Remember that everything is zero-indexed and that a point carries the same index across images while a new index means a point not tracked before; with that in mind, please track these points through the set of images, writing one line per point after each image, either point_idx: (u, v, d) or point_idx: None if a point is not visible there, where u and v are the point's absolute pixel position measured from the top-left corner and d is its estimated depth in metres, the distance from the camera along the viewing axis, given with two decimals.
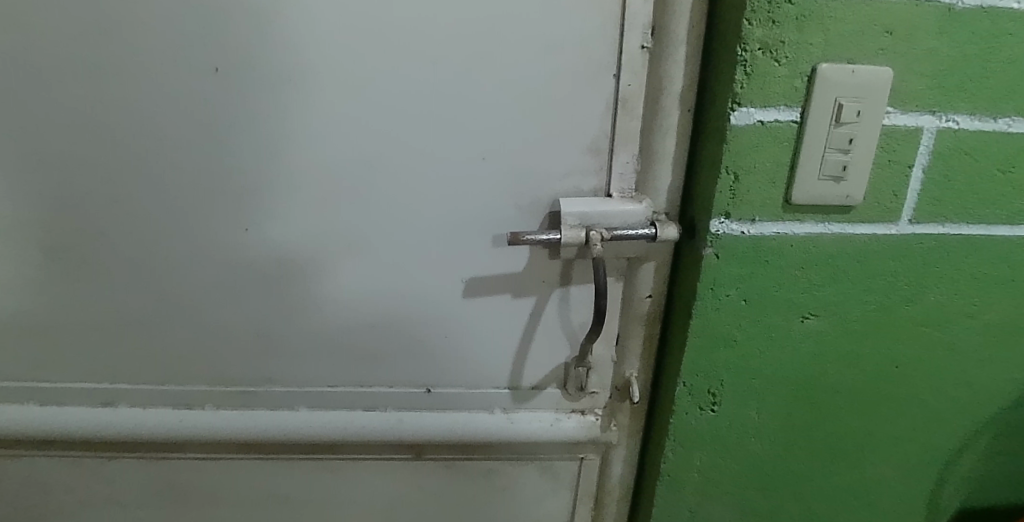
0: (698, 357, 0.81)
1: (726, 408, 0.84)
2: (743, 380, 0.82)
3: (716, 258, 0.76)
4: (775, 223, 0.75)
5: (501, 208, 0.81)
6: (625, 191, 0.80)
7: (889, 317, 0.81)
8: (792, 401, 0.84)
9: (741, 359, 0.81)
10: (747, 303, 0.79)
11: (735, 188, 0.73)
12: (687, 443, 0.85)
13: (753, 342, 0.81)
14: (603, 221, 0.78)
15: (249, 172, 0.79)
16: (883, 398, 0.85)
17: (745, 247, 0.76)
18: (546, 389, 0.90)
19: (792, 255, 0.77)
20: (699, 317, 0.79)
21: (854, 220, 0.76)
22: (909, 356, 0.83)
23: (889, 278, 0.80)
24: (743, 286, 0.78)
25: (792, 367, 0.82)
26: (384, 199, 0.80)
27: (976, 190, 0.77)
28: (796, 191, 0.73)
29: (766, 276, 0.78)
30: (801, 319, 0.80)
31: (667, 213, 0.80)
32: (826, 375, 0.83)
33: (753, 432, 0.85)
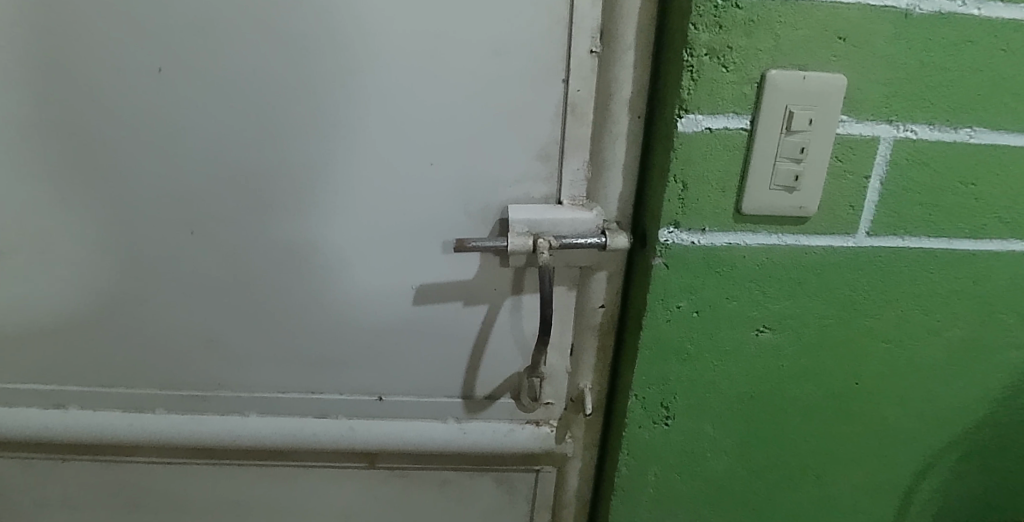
0: (649, 370, 0.78)
1: (680, 423, 0.81)
2: (697, 395, 0.80)
3: (665, 268, 0.74)
4: (727, 233, 0.73)
5: (451, 214, 0.80)
6: (576, 198, 0.79)
7: (849, 331, 0.79)
8: (749, 417, 0.81)
9: (694, 374, 0.79)
10: (699, 315, 0.76)
11: (684, 197, 0.72)
12: (640, 457, 0.83)
13: (706, 356, 0.78)
14: (552, 229, 0.78)
15: (195, 174, 0.78)
16: (844, 415, 0.82)
17: (696, 257, 0.74)
18: (500, 399, 0.88)
19: (746, 267, 0.74)
20: (650, 330, 0.76)
21: (810, 232, 0.74)
22: (870, 373, 0.81)
23: (847, 292, 0.77)
24: (695, 298, 0.75)
25: (747, 382, 0.80)
26: (331, 204, 0.79)
27: (938, 202, 0.75)
28: (747, 201, 0.72)
29: (719, 288, 0.75)
30: (757, 334, 0.77)
31: (619, 221, 0.79)
32: (784, 391, 0.80)
33: (708, 449, 0.83)
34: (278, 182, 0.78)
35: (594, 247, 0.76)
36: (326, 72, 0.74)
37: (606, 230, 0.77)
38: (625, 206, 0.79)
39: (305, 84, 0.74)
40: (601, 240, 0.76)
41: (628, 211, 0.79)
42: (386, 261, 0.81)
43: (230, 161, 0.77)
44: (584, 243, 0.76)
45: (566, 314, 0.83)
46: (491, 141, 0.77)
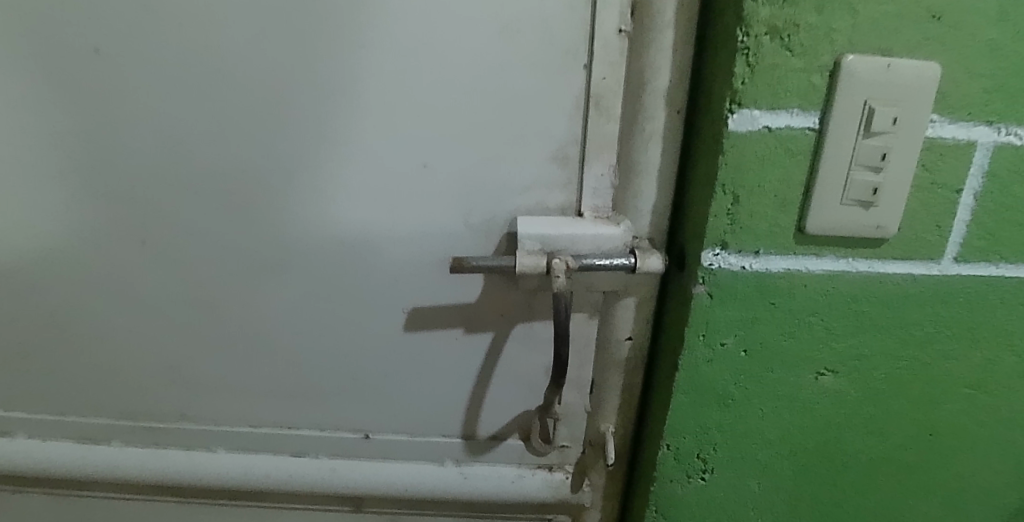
0: (684, 417, 0.65)
1: (719, 478, 0.67)
2: (741, 446, 0.66)
3: (709, 297, 0.61)
4: (785, 257, 0.60)
5: (449, 224, 0.68)
6: (599, 211, 0.67)
7: (927, 379, 0.64)
8: (803, 477, 0.67)
9: (738, 423, 0.65)
10: (748, 355, 0.63)
11: (734, 211, 0.58)
12: (671, 515, 0.69)
13: (754, 403, 0.64)
14: (570, 248, 0.66)
15: (147, 176, 0.65)
16: (914, 473, 0.68)
17: (747, 285, 0.60)
18: (506, 440, 0.76)
19: (805, 298, 0.61)
20: (686, 370, 0.63)
21: (886, 256, 0.60)
22: (946, 422, 0.66)
23: (928, 328, 0.63)
24: (744, 333, 0.62)
25: (802, 434, 0.65)
26: (306, 210, 0.67)
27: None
28: (812, 217, 0.58)
29: (773, 322, 0.62)
30: (816, 378, 0.63)
31: (651, 239, 0.66)
32: (845, 442, 0.66)
33: (751, 508, 0.68)
34: (242, 186, 0.66)
35: (622, 270, 0.64)
36: (297, 57, 0.61)
37: (636, 249, 0.65)
38: (660, 221, 0.66)
39: (273, 70, 0.61)
40: (630, 262, 0.64)
41: (662, 227, 0.66)
42: (372, 277, 0.69)
43: (187, 160, 0.65)
44: (610, 265, 0.64)
45: (585, 345, 0.71)
46: (495, 140, 0.64)
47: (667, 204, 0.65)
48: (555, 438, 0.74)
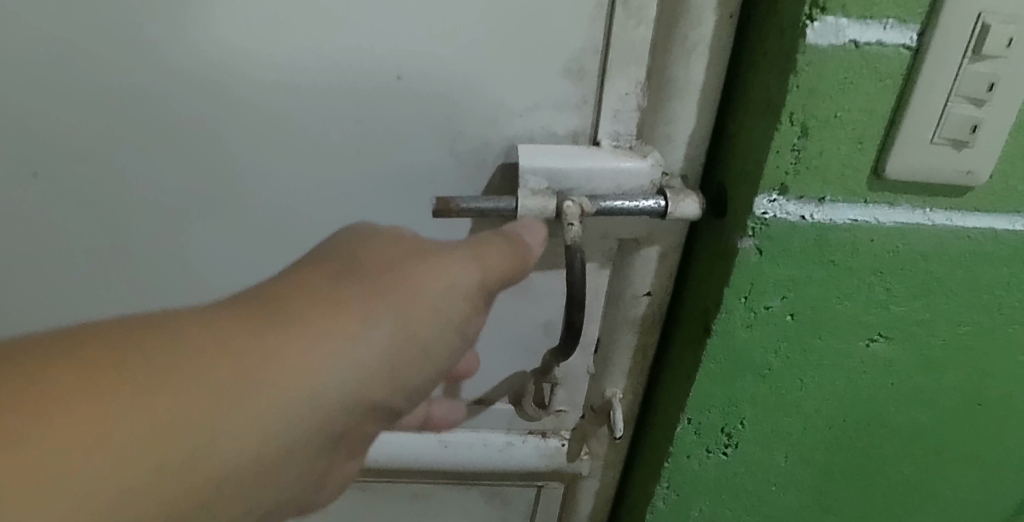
0: (711, 387, 0.56)
1: (743, 452, 0.59)
2: (772, 418, 0.57)
3: (757, 253, 0.50)
4: (853, 206, 0.49)
5: (432, 153, 0.54)
6: (619, 140, 0.54)
7: (987, 351, 0.55)
8: (835, 450, 0.59)
9: (772, 394, 0.56)
10: (794, 319, 0.53)
11: (801, 148, 0.47)
12: (684, 492, 0.61)
13: (793, 372, 0.55)
14: (584, 186, 0.53)
15: (17, 89, 0.49)
16: (955, 452, 0.59)
17: (805, 239, 0.50)
18: (494, 404, 0.65)
19: (870, 254, 0.51)
20: (720, 336, 0.53)
21: (968, 208, 0.49)
22: (1002, 392, 0.56)
23: (998, 289, 0.52)
24: (793, 295, 0.52)
25: (840, 405, 0.57)
26: (251, 139, 0.52)
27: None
28: (892, 158, 0.47)
29: (828, 282, 0.51)
30: (866, 345, 0.54)
31: (683, 177, 0.54)
32: (886, 414, 0.57)
33: (774, 482, 0.60)
34: (159, 110, 0.50)
35: (649, 216, 0.52)
36: None
37: (666, 189, 0.52)
38: (694, 155, 0.54)
39: None
40: (661, 205, 0.52)
41: (697, 163, 0.54)
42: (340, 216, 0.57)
43: (74, 71, 0.48)
44: (635, 209, 0.52)
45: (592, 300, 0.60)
46: (492, 50, 0.50)
47: (706, 134, 0.53)
48: (552, 403, 0.63)
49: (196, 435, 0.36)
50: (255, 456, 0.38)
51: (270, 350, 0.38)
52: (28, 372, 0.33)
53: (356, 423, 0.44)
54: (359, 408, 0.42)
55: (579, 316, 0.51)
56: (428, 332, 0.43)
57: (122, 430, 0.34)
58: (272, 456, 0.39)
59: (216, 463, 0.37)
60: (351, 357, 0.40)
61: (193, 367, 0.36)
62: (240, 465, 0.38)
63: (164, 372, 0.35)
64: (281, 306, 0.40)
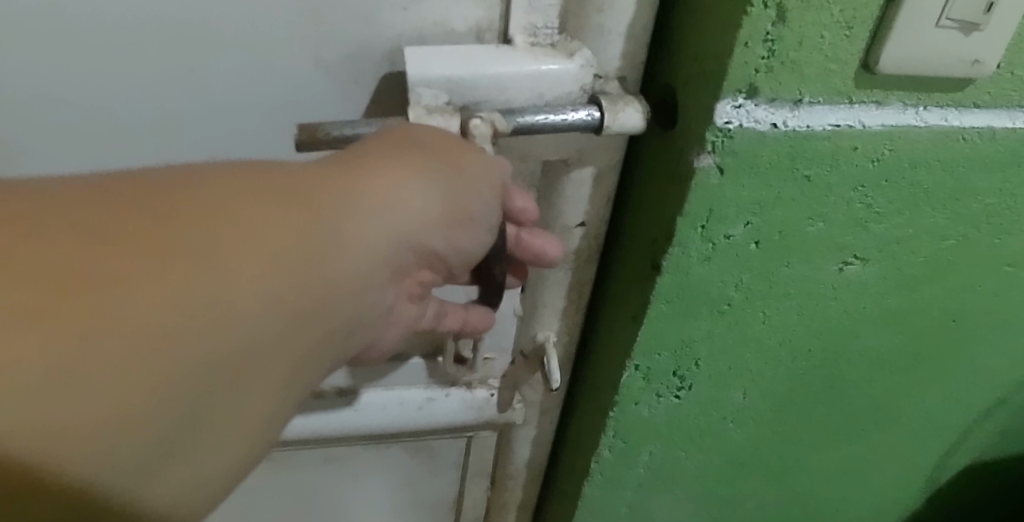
0: (662, 331, 0.46)
1: (698, 393, 0.51)
2: (731, 355, 0.49)
3: (719, 173, 0.39)
4: (835, 109, 0.38)
5: (292, 66, 0.40)
6: (537, 36, 0.41)
7: (966, 263, 0.47)
8: (798, 379, 0.52)
9: (733, 330, 0.48)
10: (761, 247, 0.43)
11: (775, 38, 0.34)
12: (632, 439, 0.53)
13: (756, 305, 0.46)
14: (495, 98, 0.40)
15: None
16: (921, 367, 0.53)
17: (776, 152, 0.39)
18: (407, 360, 0.54)
19: (853, 166, 0.40)
20: (673, 274, 0.43)
21: (967, 104, 0.39)
22: (977, 303, 0.50)
23: (987, 198, 0.44)
24: (759, 220, 0.42)
25: (807, 334, 0.49)
26: (37, 63, 0.37)
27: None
28: (890, 47, 0.35)
29: (801, 203, 0.41)
30: (840, 269, 0.45)
31: (621, 79, 0.42)
32: (856, 337, 0.50)
33: (731, 417, 0.54)
34: None
35: (582, 132, 0.40)
36: None
37: (601, 96, 0.40)
38: (634, 51, 0.41)
39: None
40: (595, 118, 0.40)
41: (636, 61, 0.42)
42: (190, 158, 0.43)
43: None
44: (562, 125, 0.39)
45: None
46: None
47: (647, 25, 0.40)
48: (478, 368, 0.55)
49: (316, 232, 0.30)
50: (349, 284, 0.31)
51: (353, 183, 0.32)
52: (95, 201, 0.26)
53: (411, 280, 0.37)
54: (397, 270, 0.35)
55: (501, 264, 0.40)
56: (485, 196, 0.35)
57: (240, 218, 0.27)
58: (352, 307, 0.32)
59: (317, 300, 0.30)
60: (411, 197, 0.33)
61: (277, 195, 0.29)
62: (335, 302, 0.31)
63: (258, 197, 0.28)
64: (343, 155, 0.33)
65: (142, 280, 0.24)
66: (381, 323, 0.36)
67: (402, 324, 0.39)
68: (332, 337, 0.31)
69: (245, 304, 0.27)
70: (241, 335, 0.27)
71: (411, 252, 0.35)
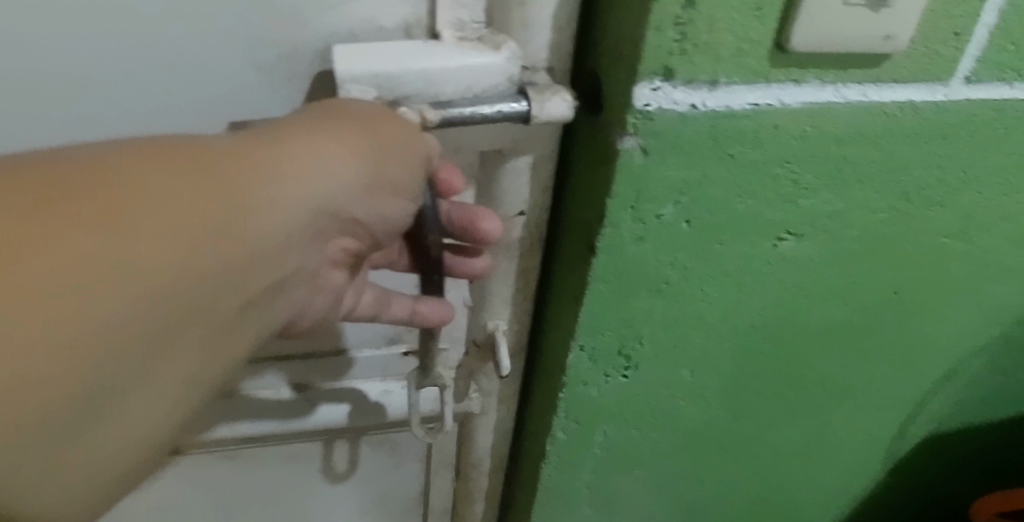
0: (602, 311, 0.48)
1: (645, 373, 0.52)
2: (675, 334, 0.50)
3: (643, 154, 0.40)
4: (753, 88, 0.39)
5: (227, 66, 0.41)
6: (465, 30, 0.42)
7: (899, 235, 0.48)
8: (744, 356, 0.53)
9: (674, 310, 0.49)
10: (692, 225, 0.44)
11: (686, 22, 0.35)
12: (584, 419, 0.55)
13: (695, 283, 0.47)
14: (424, 91, 0.41)
15: None
16: (865, 340, 0.54)
17: (698, 132, 0.40)
18: (363, 354, 0.55)
19: (776, 142, 0.42)
20: (607, 254, 0.44)
21: (885, 79, 0.40)
22: (913, 275, 0.51)
23: (913, 171, 0.45)
24: (688, 198, 0.43)
25: (749, 310, 0.50)
26: None
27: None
28: (801, 28, 0.36)
29: (728, 181, 0.43)
30: (774, 244, 0.47)
31: (549, 70, 0.43)
32: (797, 312, 0.51)
33: (681, 395, 0.55)
34: None
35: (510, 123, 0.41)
36: None
37: (528, 87, 0.41)
38: (560, 40, 0.42)
39: None
40: (522, 110, 0.40)
41: (563, 51, 0.43)
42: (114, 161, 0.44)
43: None
44: (491, 116, 0.40)
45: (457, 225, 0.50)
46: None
47: (572, 13, 0.41)
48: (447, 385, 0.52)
49: (229, 211, 0.31)
50: (264, 258, 0.33)
51: (272, 158, 0.33)
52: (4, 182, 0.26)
53: (333, 247, 0.40)
54: (315, 241, 0.37)
55: (435, 238, 0.41)
56: (411, 169, 0.37)
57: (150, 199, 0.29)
58: (266, 280, 0.34)
59: (228, 276, 0.31)
60: (331, 176, 0.34)
61: (192, 176, 0.30)
62: (248, 277, 0.32)
63: (172, 177, 0.29)
64: (263, 131, 0.34)
65: (51, 269, 0.26)
66: (301, 288, 0.38)
67: (332, 292, 0.41)
68: (247, 308, 0.33)
69: (152, 282, 0.28)
70: (156, 307, 0.29)
71: (333, 221, 0.37)
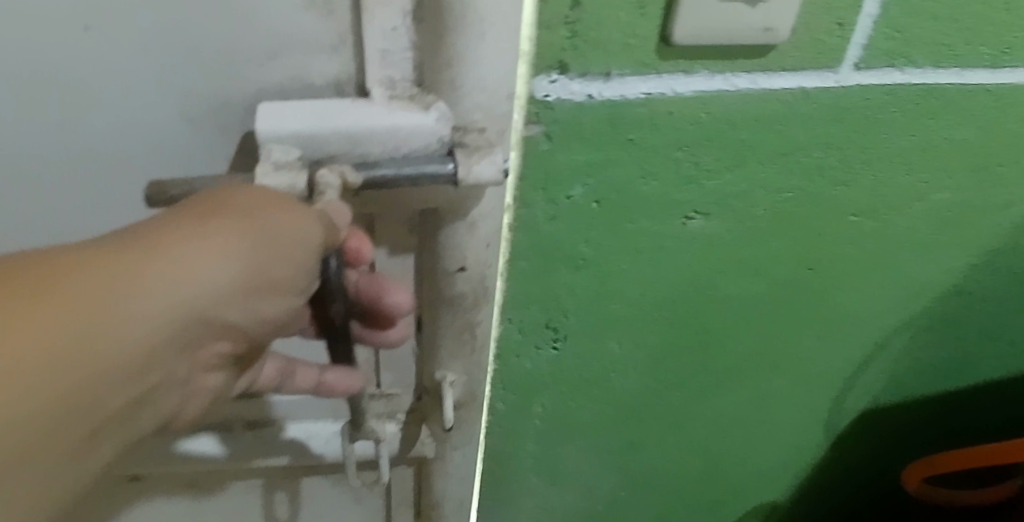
0: (523, 287, 0.49)
1: (574, 345, 0.54)
2: (599, 307, 0.52)
3: (547, 140, 0.42)
4: (646, 79, 0.40)
5: (161, 120, 0.39)
6: (396, 89, 0.38)
7: (811, 216, 0.51)
8: (671, 330, 0.55)
9: (595, 285, 0.50)
10: (601, 205, 0.46)
11: (575, 20, 0.37)
12: (519, 389, 0.57)
13: (611, 261, 0.49)
14: (349, 151, 0.38)
15: None
16: (785, 313, 0.57)
17: (596, 121, 0.42)
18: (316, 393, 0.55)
19: (675, 128, 0.43)
20: (522, 231, 0.46)
21: (774, 68, 0.42)
22: (829, 252, 0.53)
23: (816, 153, 0.47)
24: (595, 180, 0.44)
25: (670, 289, 0.52)
26: None
27: (978, 5, 0.42)
28: (682, 19, 0.38)
29: (631, 162, 0.44)
30: (683, 222, 0.48)
31: (482, 131, 0.39)
32: (717, 289, 0.53)
33: (612, 367, 0.57)
34: None
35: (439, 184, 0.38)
36: None
37: (457, 149, 0.38)
38: (497, 100, 0.39)
39: None
40: (449, 172, 0.38)
41: (499, 112, 0.39)
42: (32, 228, 0.43)
43: None
44: (413, 177, 0.38)
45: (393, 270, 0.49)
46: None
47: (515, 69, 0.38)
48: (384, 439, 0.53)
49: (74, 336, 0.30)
50: (121, 374, 0.33)
51: (132, 272, 0.32)
52: None
53: (219, 345, 0.39)
54: (194, 344, 0.36)
55: (339, 308, 0.40)
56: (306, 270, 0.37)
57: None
58: (126, 393, 0.34)
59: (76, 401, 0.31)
60: (203, 279, 0.34)
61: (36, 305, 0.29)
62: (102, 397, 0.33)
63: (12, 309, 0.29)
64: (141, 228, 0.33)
65: None
66: (178, 391, 0.38)
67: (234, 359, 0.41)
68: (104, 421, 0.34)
69: None
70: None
71: (203, 327, 0.36)
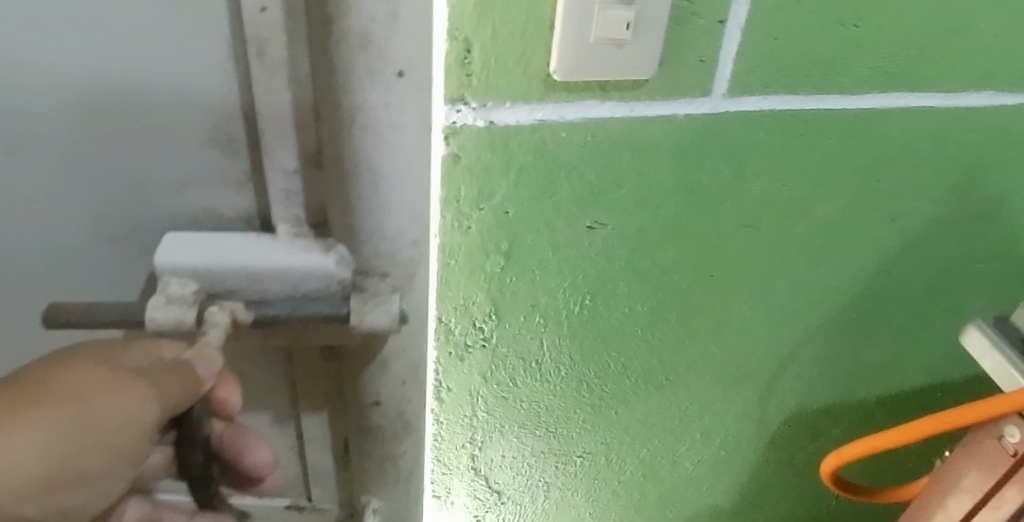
0: (446, 291, 0.50)
1: (504, 338, 0.54)
2: (522, 302, 0.52)
3: (457, 157, 0.43)
4: (539, 107, 0.43)
5: (91, 227, 0.47)
6: (300, 227, 0.45)
7: (709, 239, 0.54)
8: (594, 325, 0.56)
9: (516, 280, 0.51)
10: (512, 214, 0.47)
11: (471, 63, 0.40)
12: (456, 388, 0.57)
13: (524, 273, 0.51)
14: (247, 287, 0.44)
15: None
16: (693, 319, 0.59)
17: (500, 144, 0.43)
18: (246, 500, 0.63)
19: (575, 148, 0.45)
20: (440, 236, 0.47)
21: (647, 98, 0.45)
22: (729, 260, 0.56)
23: (704, 179, 0.50)
24: (506, 190, 0.46)
25: (588, 286, 0.53)
26: None
27: (823, 43, 0.46)
28: (557, 57, 0.40)
29: (536, 174, 0.46)
30: (590, 228, 0.50)
31: (383, 278, 0.45)
32: (630, 286, 0.55)
33: (541, 361, 0.58)
34: None
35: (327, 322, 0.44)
36: None
37: (355, 297, 0.44)
38: (401, 248, 0.44)
39: None
40: (340, 318, 0.43)
41: (400, 259, 0.45)
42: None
43: None
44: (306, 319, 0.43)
45: (314, 390, 0.54)
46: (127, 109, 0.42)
47: (406, 159, 0.41)
48: None
49: None
50: None
51: None
52: None
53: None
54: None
55: (195, 458, 0.43)
56: (132, 446, 0.42)
57: None
58: None
59: None
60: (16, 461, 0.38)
61: None
62: None
63: None
64: None
65: None
66: None
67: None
68: None
69: None
70: None
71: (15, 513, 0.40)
